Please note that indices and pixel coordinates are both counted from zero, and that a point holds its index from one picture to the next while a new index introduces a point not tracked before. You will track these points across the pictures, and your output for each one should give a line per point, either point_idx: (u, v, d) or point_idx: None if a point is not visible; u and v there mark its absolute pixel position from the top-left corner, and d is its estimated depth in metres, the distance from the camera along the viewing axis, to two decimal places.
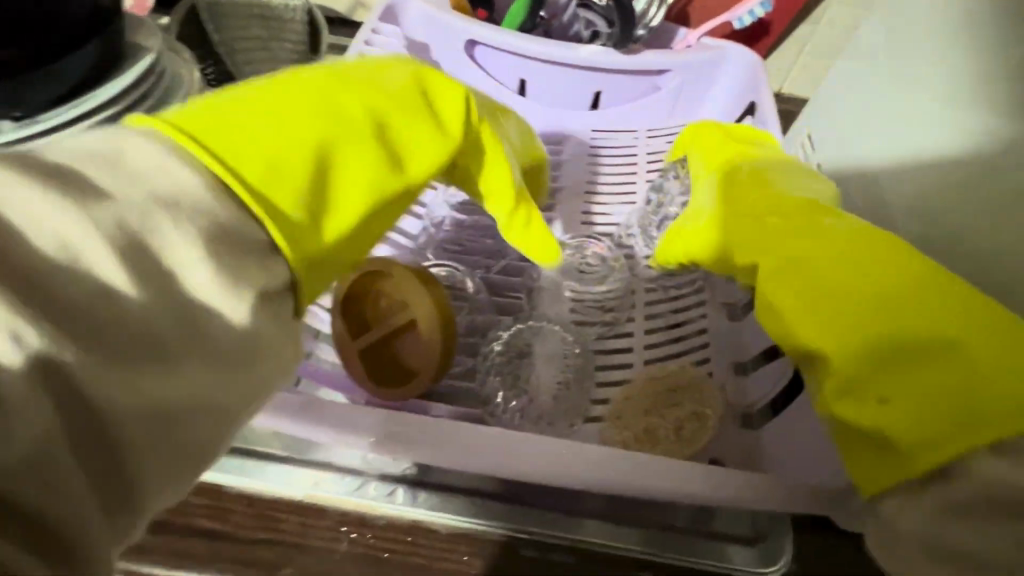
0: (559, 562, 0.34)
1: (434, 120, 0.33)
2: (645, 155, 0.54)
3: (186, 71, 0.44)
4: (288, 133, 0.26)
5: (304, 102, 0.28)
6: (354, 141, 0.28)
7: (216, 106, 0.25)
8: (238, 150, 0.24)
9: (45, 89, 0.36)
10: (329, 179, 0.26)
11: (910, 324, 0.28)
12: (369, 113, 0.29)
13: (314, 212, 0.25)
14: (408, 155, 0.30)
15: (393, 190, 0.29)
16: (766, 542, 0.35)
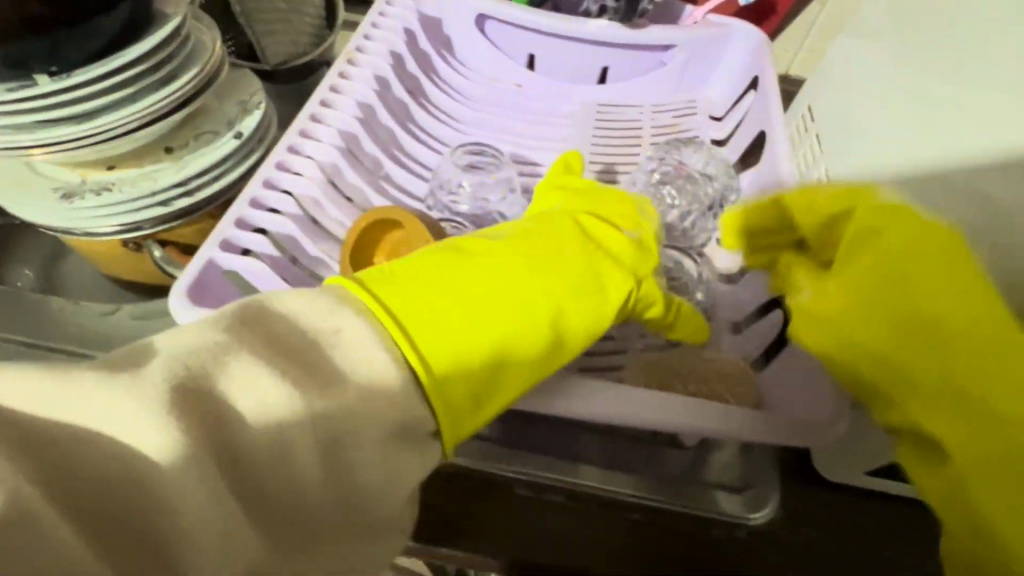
0: (551, 502, 0.36)
1: (596, 293, 0.34)
2: (651, 128, 0.55)
3: (209, 37, 0.47)
4: (470, 318, 0.28)
5: (482, 275, 0.30)
6: (528, 325, 0.30)
7: (413, 281, 0.28)
8: (431, 342, 0.26)
9: (81, 44, 0.38)
10: (500, 365, 0.28)
11: (981, 361, 0.27)
12: (542, 292, 0.31)
13: (475, 395, 0.27)
14: (571, 330, 0.32)
15: (552, 369, 0.31)
16: (752, 491, 0.36)
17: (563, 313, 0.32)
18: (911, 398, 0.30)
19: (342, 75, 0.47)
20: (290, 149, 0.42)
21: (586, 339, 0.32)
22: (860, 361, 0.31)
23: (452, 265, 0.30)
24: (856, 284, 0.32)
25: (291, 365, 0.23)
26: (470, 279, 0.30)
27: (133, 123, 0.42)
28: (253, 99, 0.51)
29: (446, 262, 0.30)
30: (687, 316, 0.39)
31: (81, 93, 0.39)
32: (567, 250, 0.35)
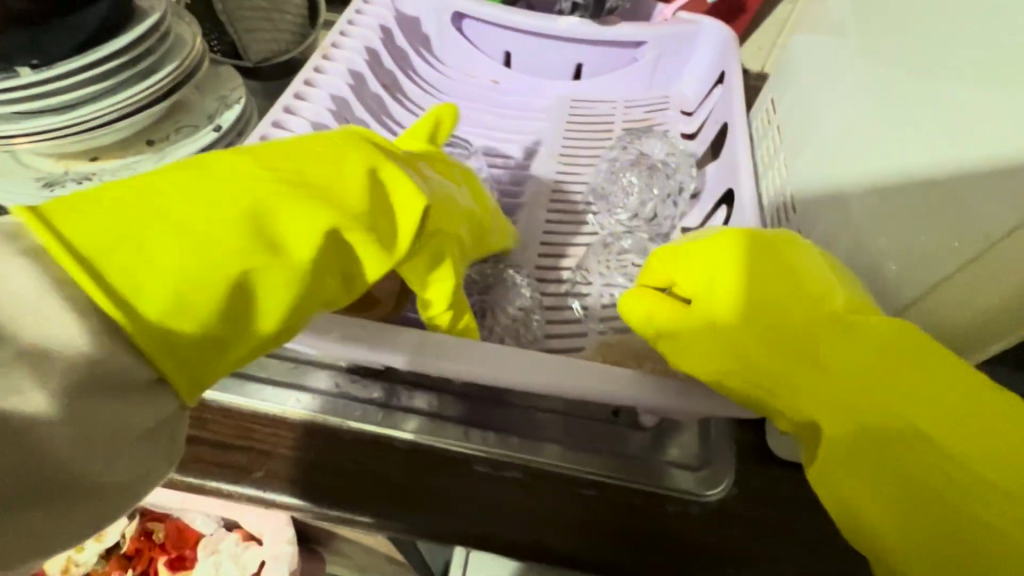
0: (512, 478, 0.37)
1: (317, 190, 0.28)
2: (622, 122, 0.57)
3: (189, 34, 0.49)
4: (163, 238, 0.24)
5: (208, 196, 0.26)
6: (273, 252, 0.26)
7: (105, 201, 0.24)
8: (95, 254, 0.22)
9: (64, 38, 0.40)
10: (247, 295, 0.25)
11: (830, 363, 0.31)
12: (296, 209, 0.27)
13: (215, 336, 0.24)
14: (289, 237, 0.27)
15: (244, 261, 0.25)
16: (707, 470, 0.37)
17: (342, 238, 0.28)
18: (776, 400, 0.32)
19: (317, 69, 0.49)
20: (263, 139, 0.43)
21: (319, 252, 0.27)
22: (728, 371, 0.33)
23: (151, 182, 0.26)
24: (716, 310, 0.34)
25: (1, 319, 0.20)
26: (210, 198, 0.26)
27: (111, 114, 0.44)
28: (234, 95, 0.52)
29: (142, 180, 0.26)
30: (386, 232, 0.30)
31: (62, 84, 0.41)
32: (338, 168, 0.30)
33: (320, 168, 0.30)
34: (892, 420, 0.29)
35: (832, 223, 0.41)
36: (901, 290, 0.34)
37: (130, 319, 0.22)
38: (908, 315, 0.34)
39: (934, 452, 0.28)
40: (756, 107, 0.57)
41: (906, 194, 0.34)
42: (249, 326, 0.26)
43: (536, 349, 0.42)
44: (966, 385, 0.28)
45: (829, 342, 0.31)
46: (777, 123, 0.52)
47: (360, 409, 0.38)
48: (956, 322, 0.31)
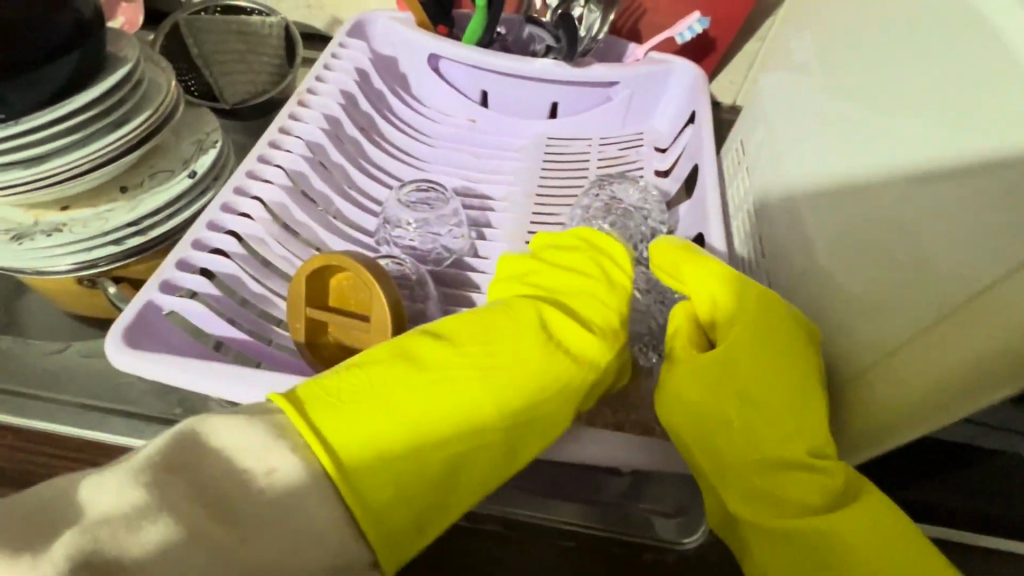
0: (490, 531, 0.37)
1: (480, 353, 0.33)
2: (596, 161, 0.57)
3: (164, 79, 0.49)
4: (397, 431, 0.28)
5: (429, 383, 0.30)
6: (460, 426, 0.30)
7: (345, 392, 0.29)
8: (347, 442, 0.27)
9: (31, 93, 0.40)
10: (445, 491, 0.30)
11: (790, 462, 0.32)
12: (491, 396, 0.31)
13: (416, 523, 0.29)
14: (464, 413, 0.30)
15: (448, 444, 0.29)
16: (685, 516, 0.38)
17: (523, 417, 0.32)
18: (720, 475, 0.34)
19: (294, 116, 0.49)
20: (236, 191, 0.43)
21: (494, 428, 0.31)
22: (705, 434, 0.34)
23: (372, 369, 0.31)
24: (710, 376, 0.35)
25: (242, 482, 0.24)
26: (409, 385, 0.30)
27: (82, 166, 0.43)
28: (210, 137, 0.52)
29: (393, 364, 0.31)
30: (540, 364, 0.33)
31: (30, 138, 0.41)
32: (498, 329, 0.34)
33: (475, 333, 0.34)
34: (821, 536, 0.31)
35: (797, 263, 0.41)
36: (870, 342, 0.32)
37: (360, 516, 0.26)
38: (876, 370, 0.31)
39: (837, 548, 0.30)
40: (727, 144, 0.59)
41: (874, 245, 0.33)
42: (439, 496, 0.29)
43: None
44: (911, 549, 0.29)
45: (800, 451, 0.32)
46: (746, 165, 0.53)
47: None
48: (911, 384, 0.29)
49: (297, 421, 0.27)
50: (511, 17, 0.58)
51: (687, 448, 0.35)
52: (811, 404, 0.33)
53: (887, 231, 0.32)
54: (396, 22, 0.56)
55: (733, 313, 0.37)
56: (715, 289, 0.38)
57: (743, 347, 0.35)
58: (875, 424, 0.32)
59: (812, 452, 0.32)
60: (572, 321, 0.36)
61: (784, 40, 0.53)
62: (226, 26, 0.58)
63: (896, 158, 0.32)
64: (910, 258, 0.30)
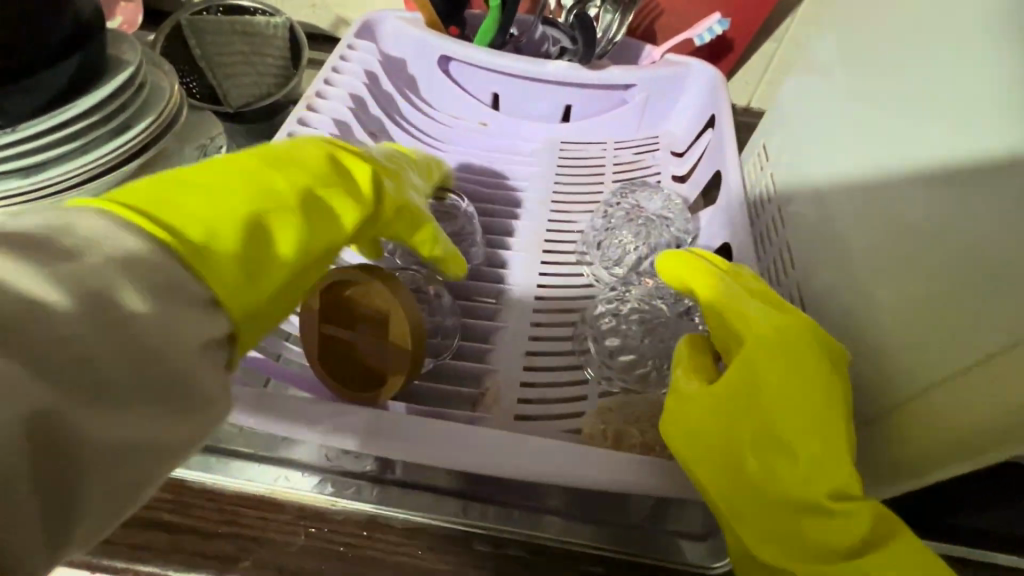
0: (515, 556, 0.35)
1: (289, 175, 0.31)
2: (612, 165, 0.56)
3: (167, 82, 0.47)
4: (197, 199, 0.26)
5: (220, 170, 0.29)
6: (275, 197, 0.29)
7: (157, 184, 0.26)
8: (168, 211, 0.25)
9: (28, 98, 0.38)
10: (264, 235, 0.27)
11: (817, 502, 0.29)
12: (285, 171, 0.31)
13: (249, 266, 0.26)
14: (280, 232, 0.28)
15: (268, 204, 0.28)
16: (714, 539, 0.36)
17: (319, 188, 0.32)
18: (739, 514, 0.32)
19: (302, 120, 0.48)
20: None
21: (314, 233, 0.30)
22: (722, 464, 0.32)
23: (179, 172, 0.27)
24: (728, 408, 0.33)
25: (44, 251, 0.20)
26: (214, 169, 0.28)
27: (82, 174, 0.41)
28: (214, 142, 0.50)
29: (178, 168, 0.28)
30: (347, 202, 0.33)
31: (27, 145, 0.39)
32: (312, 162, 0.33)
33: (285, 158, 0.32)
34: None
35: (831, 271, 0.40)
36: (914, 376, 0.30)
37: (180, 245, 0.24)
38: (921, 405, 0.30)
39: None
40: (747, 149, 0.58)
41: (913, 266, 0.31)
42: (273, 258, 0.28)
43: (514, 418, 0.39)
44: None
45: (823, 492, 0.29)
46: (770, 171, 0.51)
47: (352, 485, 0.36)
48: (956, 423, 0.28)
49: (120, 210, 0.23)
50: (524, 17, 0.56)
51: (697, 479, 0.33)
52: (835, 435, 0.30)
53: (929, 253, 0.31)
54: (405, 22, 0.55)
55: (750, 337, 0.35)
56: (735, 309, 0.36)
57: (756, 378, 0.33)
58: (913, 464, 0.30)
59: (833, 494, 0.29)
60: (360, 168, 0.36)
61: (806, 41, 0.51)
62: (229, 27, 0.56)
63: (938, 168, 0.31)
64: (958, 287, 0.28)
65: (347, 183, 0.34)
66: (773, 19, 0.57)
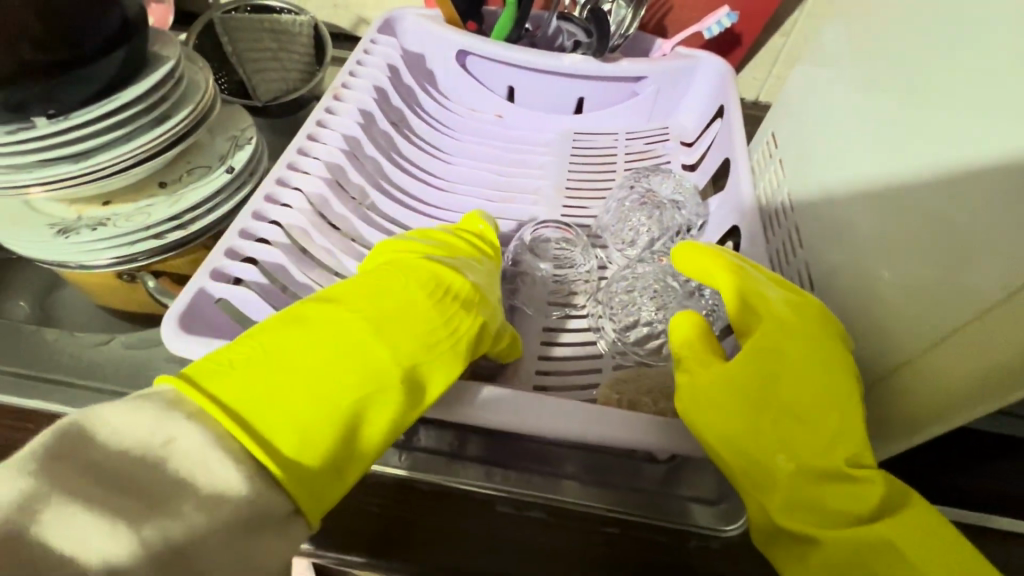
0: (535, 518, 0.38)
1: (361, 350, 0.32)
2: (624, 154, 0.58)
3: (202, 77, 0.50)
4: (293, 397, 0.29)
5: (327, 349, 0.31)
6: (371, 385, 0.31)
7: (255, 372, 0.29)
8: (265, 412, 0.28)
9: (78, 90, 0.41)
10: (350, 432, 0.30)
11: (838, 467, 0.32)
12: (388, 345, 0.33)
13: (333, 465, 0.29)
14: (367, 422, 0.31)
15: (353, 397, 0.31)
16: (726, 504, 0.38)
17: (418, 363, 0.34)
18: (759, 485, 0.34)
19: (328, 110, 0.50)
20: (278, 183, 0.44)
21: (397, 421, 0.32)
22: (743, 438, 0.34)
23: (273, 346, 0.31)
24: (747, 385, 0.35)
25: (129, 490, 0.23)
26: (306, 348, 0.31)
27: (125, 161, 0.44)
28: (244, 134, 0.53)
29: (291, 335, 0.31)
30: (435, 366, 0.34)
31: (76, 134, 0.41)
32: (346, 327, 0.33)
33: (335, 322, 0.33)
34: (871, 543, 0.30)
35: (837, 251, 0.42)
36: (918, 335, 0.32)
37: (270, 459, 0.27)
38: (924, 364, 0.31)
39: (885, 561, 0.30)
40: (756, 139, 0.60)
41: (917, 243, 0.33)
42: (354, 451, 0.31)
43: (529, 389, 0.41)
44: (954, 551, 0.29)
45: (841, 460, 0.32)
46: (778, 158, 0.53)
47: (382, 451, 0.39)
48: (971, 372, 0.29)
49: (214, 412, 0.27)
50: (539, 13, 0.59)
51: (715, 450, 0.34)
52: (849, 405, 0.33)
53: (938, 218, 0.32)
54: (425, 18, 0.57)
55: (770, 320, 0.37)
56: (752, 292, 0.38)
57: (780, 362, 0.35)
58: (926, 416, 0.32)
59: (851, 461, 0.32)
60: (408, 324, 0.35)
61: (813, 34, 0.53)
62: (258, 24, 0.59)
63: (940, 147, 0.33)
64: (953, 255, 0.30)
65: (405, 349, 0.34)
66: (781, 13, 0.59)
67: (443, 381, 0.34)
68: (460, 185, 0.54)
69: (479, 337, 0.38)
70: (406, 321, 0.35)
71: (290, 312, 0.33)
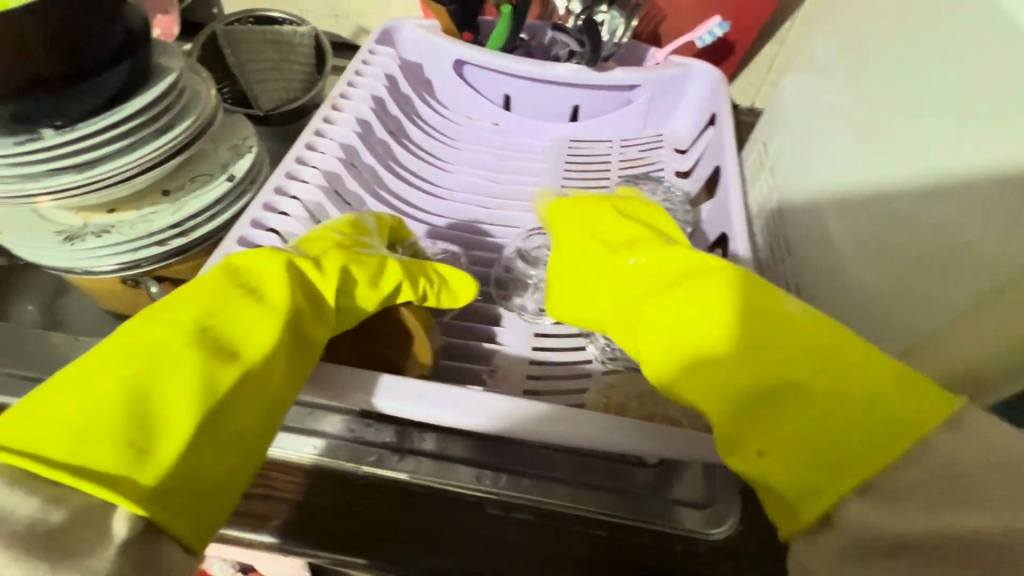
0: (521, 519, 0.38)
1: (147, 340, 0.30)
2: (617, 161, 0.58)
3: (204, 87, 0.51)
4: (72, 401, 0.27)
5: (108, 349, 0.29)
6: (160, 362, 0.29)
7: (35, 402, 0.27)
8: (36, 430, 0.25)
9: (84, 102, 0.42)
10: (150, 411, 0.28)
11: (755, 315, 0.32)
12: (170, 322, 0.31)
13: (131, 445, 0.26)
14: (167, 397, 0.28)
15: (137, 377, 0.28)
16: (714, 507, 0.38)
17: (214, 324, 0.32)
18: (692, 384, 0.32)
19: (327, 120, 0.52)
20: (277, 191, 0.45)
21: (209, 384, 0.29)
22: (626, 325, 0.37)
23: (61, 374, 0.28)
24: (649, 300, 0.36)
25: None
26: (82, 362, 0.29)
27: (130, 169, 0.45)
28: (245, 143, 0.54)
29: (75, 362, 0.29)
30: (242, 323, 0.33)
31: (81, 144, 0.43)
32: (133, 328, 0.31)
33: (123, 332, 0.31)
34: (803, 402, 0.29)
35: (825, 260, 0.42)
36: (913, 327, 0.33)
37: (36, 460, 0.24)
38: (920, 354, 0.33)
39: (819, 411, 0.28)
40: (749, 146, 0.61)
41: (907, 252, 0.34)
42: (164, 430, 0.27)
43: (518, 394, 0.42)
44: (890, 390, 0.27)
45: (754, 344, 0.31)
46: (770, 165, 0.54)
47: (373, 453, 0.40)
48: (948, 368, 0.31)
49: None
50: (534, 23, 0.60)
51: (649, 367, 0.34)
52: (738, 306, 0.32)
53: (921, 223, 0.33)
54: (423, 29, 0.58)
55: (650, 266, 0.38)
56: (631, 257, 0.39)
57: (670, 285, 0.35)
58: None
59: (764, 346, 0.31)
60: (206, 296, 0.33)
61: (804, 43, 0.53)
62: (260, 36, 0.60)
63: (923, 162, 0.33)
64: (942, 258, 0.31)
65: (202, 317, 0.32)
66: (774, 22, 0.59)
67: (254, 338, 0.32)
68: (458, 192, 0.55)
69: (307, 286, 0.36)
70: (207, 295, 0.33)
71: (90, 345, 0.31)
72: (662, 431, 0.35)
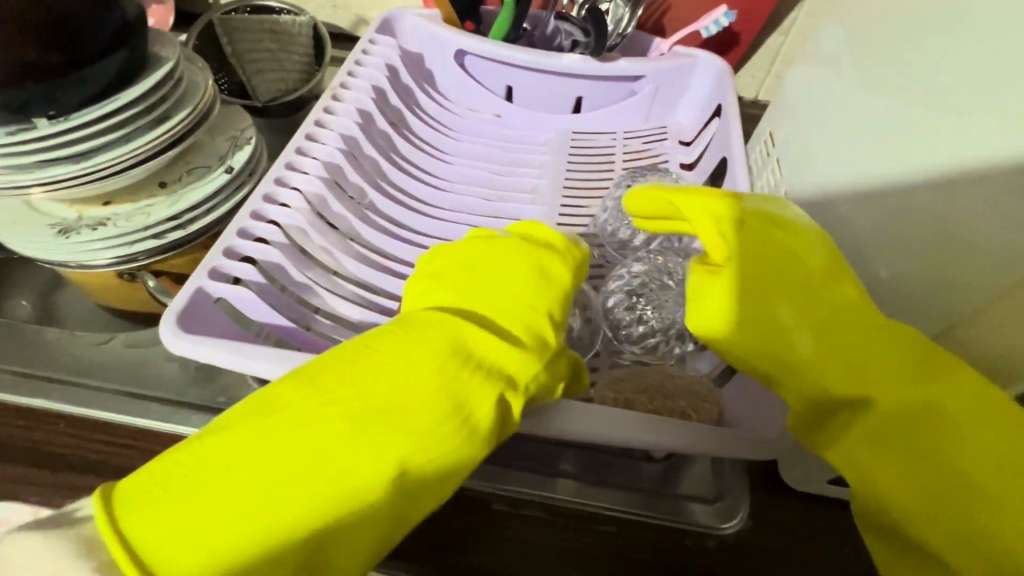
0: (530, 515, 0.38)
1: (332, 483, 0.27)
2: (622, 154, 0.58)
3: (201, 77, 0.50)
4: (241, 537, 0.25)
5: (281, 475, 0.26)
6: (339, 513, 0.27)
7: (194, 522, 0.25)
8: (201, 568, 0.24)
9: (79, 91, 0.41)
10: (322, 558, 0.27)
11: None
12: (365, 456, 0.28)
13: None
14: (338, 549, 0.28)
15: (318, 533, 0.27)
16: (724, 501, 0.38)
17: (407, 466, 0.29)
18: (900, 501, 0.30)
19: (327, 110, 0.51)
20: (277, 182, 0.44)
21: (376, 539, 0.28)
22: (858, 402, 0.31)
23: (225, 485, 0.26)
24: (903, 411, 0.31)
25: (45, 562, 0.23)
26: (252, 485, 0.26)
27: (127, 160, 0.44)
28: (244, 134, 0.53)
29: (239, 463, 0.26)
30: (431, 468, 0.30)
31: (76, 134, 0.42)
32: (312, 446, 0.27)
33: (305, 452, 0.27)
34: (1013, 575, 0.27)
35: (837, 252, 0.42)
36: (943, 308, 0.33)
37: None
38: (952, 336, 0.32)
39: None
40: (754, 138, 0.60)
41: (921, 242, 0.34)
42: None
43: None
44: None
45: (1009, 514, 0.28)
46: (776, 157, 0.54)
47: None
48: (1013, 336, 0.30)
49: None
50: (536, 13, 0.59)
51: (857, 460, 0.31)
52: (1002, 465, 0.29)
53: (936, 214, 0.33)
54: (424, 19, 0.57)
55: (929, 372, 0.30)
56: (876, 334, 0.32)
57: (955, 415, 0.30)
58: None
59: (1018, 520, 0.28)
60: (392, 429, 0.29)
61: (811, 34, 0.53)
62: (257, 25, 0.59)
63: (936, 150, 0.33)
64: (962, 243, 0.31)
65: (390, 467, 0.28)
66: (779, 13, 0.59)
67: (430, 488, 0.30)
68: (460, 185, 0.54)
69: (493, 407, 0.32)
70: (395, 420, 0.29)
71: (245, 425, 0.27)
72: (675, 426, 0.34)
